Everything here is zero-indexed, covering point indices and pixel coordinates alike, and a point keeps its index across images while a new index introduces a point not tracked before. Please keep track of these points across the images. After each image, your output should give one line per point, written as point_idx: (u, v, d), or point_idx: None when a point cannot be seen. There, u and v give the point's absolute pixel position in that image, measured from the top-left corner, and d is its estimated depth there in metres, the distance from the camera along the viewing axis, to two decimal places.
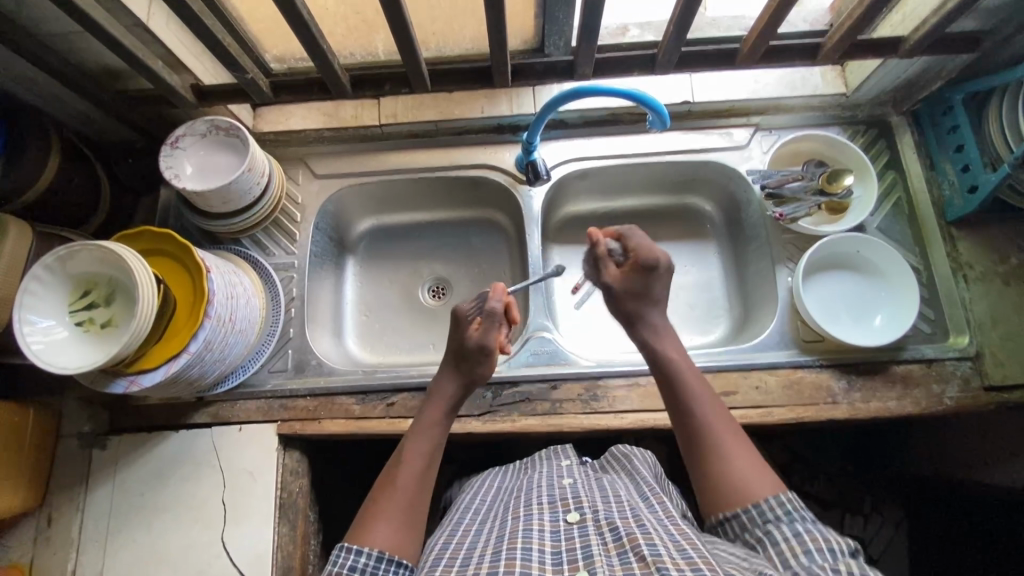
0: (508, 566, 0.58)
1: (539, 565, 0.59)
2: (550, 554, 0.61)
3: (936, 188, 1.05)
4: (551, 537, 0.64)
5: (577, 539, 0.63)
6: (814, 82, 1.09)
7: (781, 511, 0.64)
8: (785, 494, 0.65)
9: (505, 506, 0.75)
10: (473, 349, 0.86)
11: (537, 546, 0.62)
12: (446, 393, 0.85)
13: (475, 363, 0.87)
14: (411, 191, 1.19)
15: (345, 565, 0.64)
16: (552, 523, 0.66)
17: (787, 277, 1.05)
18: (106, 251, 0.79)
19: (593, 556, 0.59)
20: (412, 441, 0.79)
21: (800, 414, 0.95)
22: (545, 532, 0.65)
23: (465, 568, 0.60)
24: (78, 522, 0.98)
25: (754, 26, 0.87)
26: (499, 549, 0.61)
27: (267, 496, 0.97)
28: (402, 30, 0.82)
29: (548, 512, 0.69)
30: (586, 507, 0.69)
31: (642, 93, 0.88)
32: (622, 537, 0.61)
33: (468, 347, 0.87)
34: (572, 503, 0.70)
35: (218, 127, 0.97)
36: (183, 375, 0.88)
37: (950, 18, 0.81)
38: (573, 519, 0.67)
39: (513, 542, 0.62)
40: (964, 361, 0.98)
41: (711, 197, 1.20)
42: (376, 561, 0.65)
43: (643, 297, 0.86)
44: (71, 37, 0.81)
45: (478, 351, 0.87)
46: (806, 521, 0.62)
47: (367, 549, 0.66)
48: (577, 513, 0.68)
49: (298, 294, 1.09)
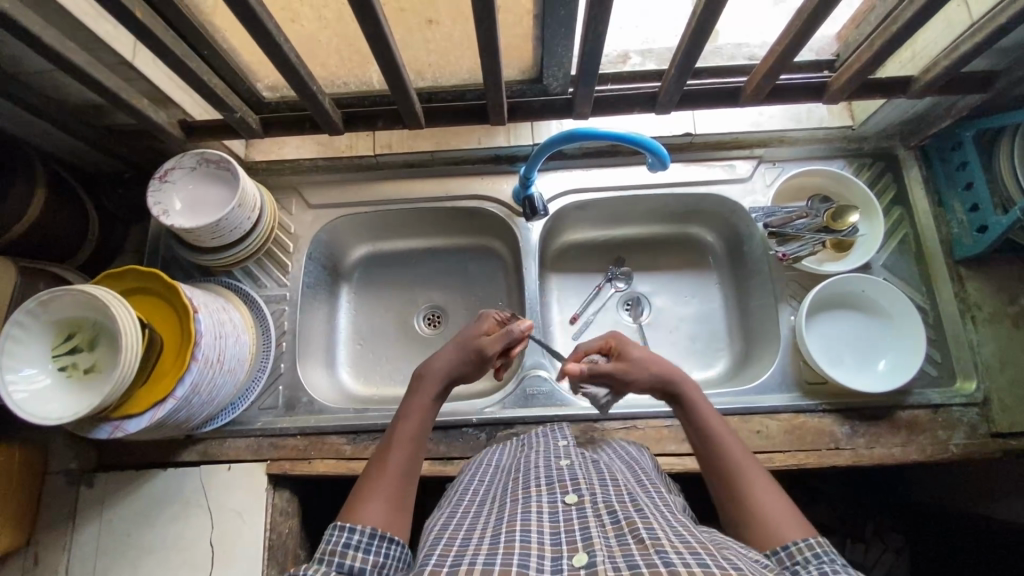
0: (506, 550, 0.55)
1: (538, 546, 0.56)
2: (548, 534, 0.58)
3: (944, 225, 1.03)
4: (551, 518, 0.60)
5: (575, 520, 0.59)
6: (819, 115, 1.07)
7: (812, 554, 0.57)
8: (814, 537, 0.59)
9: (502, 487, 0.71)
10: (472, 350, 0.81)
11: (536, 528, 0.59)
12: (439, 379, 0.79)
13: (468, 366, 0.81)
14: (405, 219, 1.17)
15: (339, 544, 0.60)
16: (550, 505, 0.63)
17: (790, 316, 1.02)
18: (88, 295, 0.77)
19: (592, 538, 0.56)
20: (403, 428, 0.73)
21: (801, 461, 0.92)
22: (544, 514, 0.61)
23: (463, 550, 0.57)
24: (64, 562, 0.96)
25: (760, 65, 0.85)
26: (498, 531, 0.59)
27: (255, 538, 0.95)
28: (396, 70, 0.80)
29: (545, 493, 0.65)
30: (584, 489, 0.65)
31: (641, 137, 0.86)
32: (621, 520, 0.58)
33: (468, 347, 0.81)
34: (569, 484, 0.67)
35: (207, 160, 0.94)
36: (170, 418, 0.86)
37: (962, 61, 0.78)
38: (571, 500, 0.63)
39: (511, 526, 0.59)
40: (972, 408, 0.95)
41: (712, 227, 1.17)
42: (369, 539, 0.61)
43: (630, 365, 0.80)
44: (54, 75, 0.78)
45: (473, 356, 0.81)
46: (838, 565, 0.55)
47: (361, 527, 0.62)
48: (575, 495, 0.64)
49: (289, 328, 1.07)
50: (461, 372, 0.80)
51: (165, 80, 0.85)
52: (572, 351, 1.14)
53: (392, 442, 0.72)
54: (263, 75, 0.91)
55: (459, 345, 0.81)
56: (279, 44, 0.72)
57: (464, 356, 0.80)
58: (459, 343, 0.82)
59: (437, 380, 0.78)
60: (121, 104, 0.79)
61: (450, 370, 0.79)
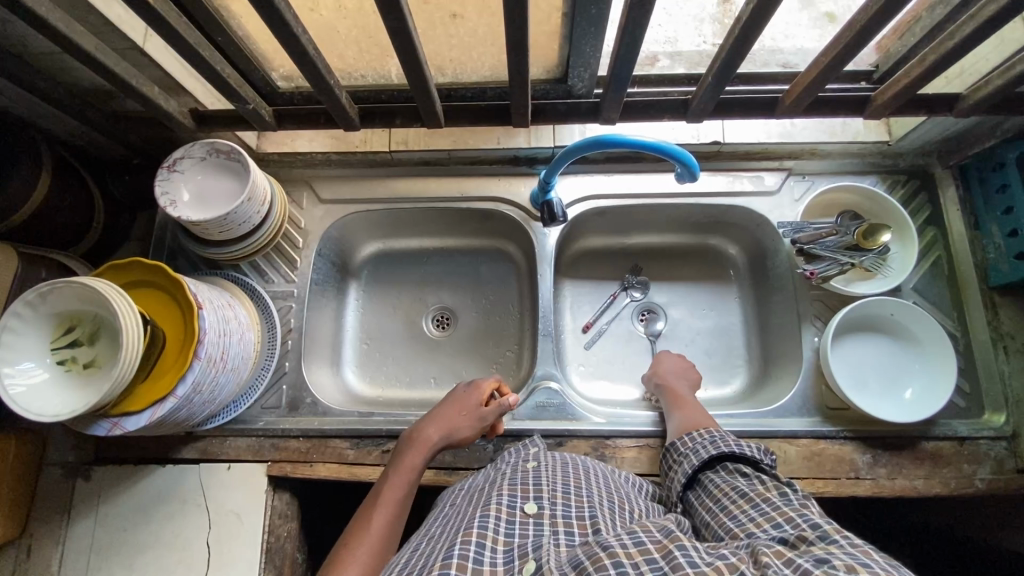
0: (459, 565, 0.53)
1: (490, 567, 0.54)
2: (501, 552, 0.57)
3: (978, 251, 0.99)
4: (506, 530, 0.59)
5: (530, 534, 0.59)
6: (855, 128, 1.02)
7: (751, 504, 0.63)
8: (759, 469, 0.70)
9: (471, 501, 0.69)
10: (465, 408, 0.87)
11: (490, 542, 0.57)
12: (432, 441, 0.83)
13: (464, 426, 0.86)
14: (418, 218, 1.14)
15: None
16: (508, 511, 0.62)
17: (813, 337, 0.98)
18: (88, 288, 0.74)
19: (542, 547, 0.56)
20: (389, 487, 0.77)
21: (820, 489, 0.89)
22: (501, 523, 0.60)
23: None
24: (58, 555, 0.94)
25: (800, 77, 0.81)
26: (453, 543, 0.57)
27: (253, 541, 0.93)
28: (417, 67, 0.77)
29: (506, 496, 0.64)
30: (545, 497, 0.64)
31: (671, 146, 0.82)
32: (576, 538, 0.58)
33: (461, 404, 0.88)
34: (531, 489, 0.66)
35: (219, 151, 0.91)
36: (170, 417, 0.84)
37: (1017, 81, 0.74)
38: (530, 509, 0.62)
39: (466, 535, 0.58)
40: (1000, 442, 0.91)
41: (736, 240, 1.13)
42: None
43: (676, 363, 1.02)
44: (61, 57, 0.75)
45: (469, 413, 0.87)
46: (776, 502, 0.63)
47: None
48: (535, 504, 0.63)
49: (295, 326, 1.04)
50: (456, 432, 0.85)
51: (176, 66, 0.82)
52: (584, 362, 1.10)
53: (377, 502, 0.75)
54: (279, 63, 0.87)
55: (452, 405, 0.87)
56: (296, 35, 0.68)
57: (461, 415, 0.86)
58: (451, 404, 0.88)
59: (429, 441, 0.83)
60: (129, 90, 0.76)
61: (438, 438, 0.84)
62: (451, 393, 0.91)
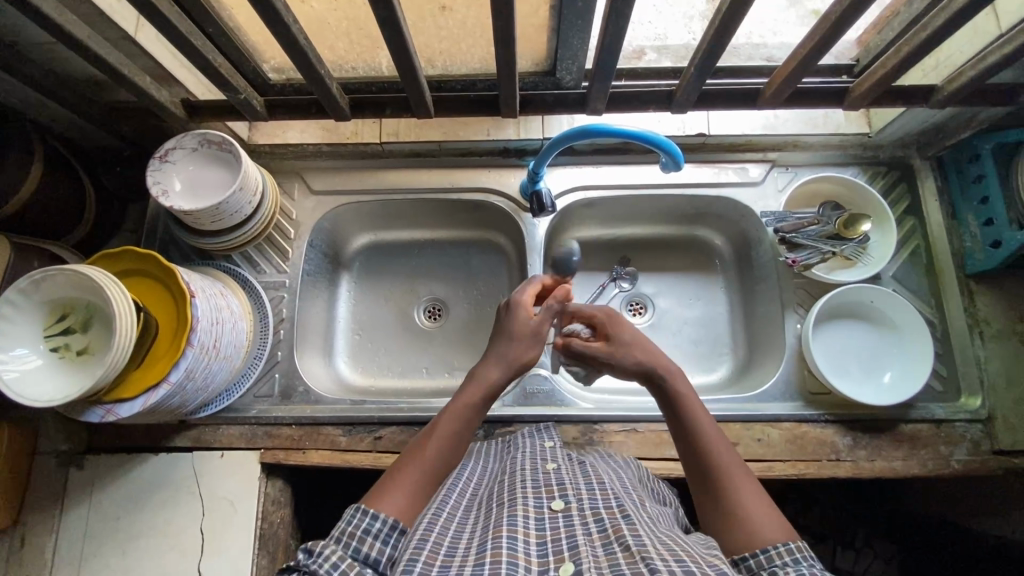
0: (493, 558, 0.53)
1: (524, 557, 0.54)
2: (534, 545, 0.56)
3: (957, 237, 1.01)
4: (536, 526, 0.59)
5: (562, 528, 0.58)
6: (836, 121, 1.05)
7: (789, 557, 0.56)
8: (796, 542, 0.57)
9: (490, 490, 0.69)
10: (525, 331, 0.74)
11: (522, 535, 0.57)
12: (492, 378, 0.71)
13: (528, 351, 0.73)
14: (409, 209, 1.15)
15: (359, 527, 0.59)
16: (536, 509, 0.61)
17: (796, 324, 1.01)
18: (82, 275, 0.75)
19: (577, 547, 0.55)
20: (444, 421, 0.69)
21: (802, 471, 0.91)
22: (530, 520, 0.59)
23: (449, 560, 0.55)
24: (52, 543, 0.95)
25: (780, 68, 0.83)
26: (485, 537, 0.57)
27: (247, 526, 0.94)
28: (407, 57, 0.78)
29: (532, 496, 0.63)
30: (571, 494, 0.64)
31: (656, 136, 0.84)
32: (607, 528, 0.57)
33: (520, 326, 0.75)
34: (556, 488, 0.65)
35: (210, 142, 0.92)
36: (163, 404, 0.85)
37: (989, 72, 0.76)
38: (558, 506, 0.62)
39: (498, 531, 0.57)
40: (975, 424, 0.94)
41: (722, 230, 1.16)
42: (390, 529, 0.60)
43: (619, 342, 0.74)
44: (52, 47, 0.76)
45: (531, 334, 0.74)
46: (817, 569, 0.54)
47: (384, 516, 0.60)
48: (563, 500, 0.62)
49: (288, 316, 1.05)
50: (517, 360, 0.73)
51: (168, 57, 0.83)
52: None
53: (430, 435, 0.67)
54: (270, 54, 0.88)
55: (508, 329, 0.74)
56: (287, 24, 0.69)
57: (521, 343, 0.73)
58: (508, 327, 0.75)
59: (489, 374, 0.71)
60: (120, 79, 0.77)
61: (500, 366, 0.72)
62: (505, 312, 0.77)
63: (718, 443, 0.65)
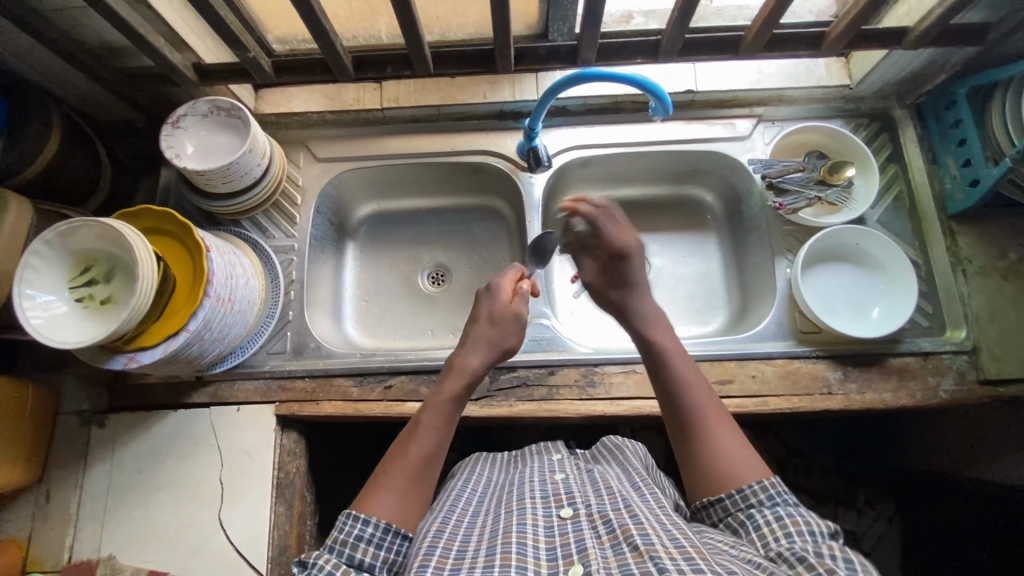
0: (503, 561, 0.56)
1: (534, 561, 0.57)
2: (544, 550, 0.59)
3: (937, 181, 1.06)
4: (545, 533, 0.62)
5: (571, 533, 0.61)
6: (818, 74, 1.09)
7: (766, 496, 0.63)
8: (769, 479, 0.65)
9: (497, 499, 0.73)
10: (506, 316, 0.84)
11: (532, 541, 0.60)
12: (469, 367, 0.80)
13: (506, 333, 0.84)
14: (411, 176, 1.19)
15: (352, 534, 0.64)
16: (545, 519, 0.64)
17: (786, 268, 1.05)
18: (107, 227, 0.79)
19: (586, 549, 0.58)
20: (426, 412, 0.75)
21: (795, 404, 0.95)
22: (539, 527, 0.62)
23: (460, 562, 0.58)
24: (76, 498, 0.98)
25: (758, 14, 0.88)
26: (494, 542, 0.60)
27: (264, 476, 0.97)
28: (406, 12, 0.82)
29: (541, 506, 0.67)
30: (579, 502, 0.67)
31: (645, 79, 0.88)
32: (615, 529, 0.60)
33: (500, 313, 0.85)
34: (565, 497, 0.69)
35: (219, 108, 0.97)
36: (182, 353, 0.88)
37: (954, 9, 0.81)
38: (566, 513, 0.65)
39: (507, 537, 0.60)
40: (960, 355, 0.98)
41: (713, 188, 1.20)
42: (383, 532, 0.65)
43: (630, 287, 0.85)
44: (75, 12, 0.81)
45: (511, 320, 0.85)
46: (789, 505, 0.62)
47: (375, 520, 0.65)
48: (570, 508, 0.66)
49: (297, 277, 1.09)
50: (500, 344, 0.83)
51: (180, 21, 0.88)
52: (572, 306, 1.16)
53: (417, 429, 0.74)
54: (273, 25, 0.95)
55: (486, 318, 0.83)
56: None
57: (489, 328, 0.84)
58: (484, 316, 0.85)
59: (467, 362, 0.80)
60: (138, 40, 0.82)
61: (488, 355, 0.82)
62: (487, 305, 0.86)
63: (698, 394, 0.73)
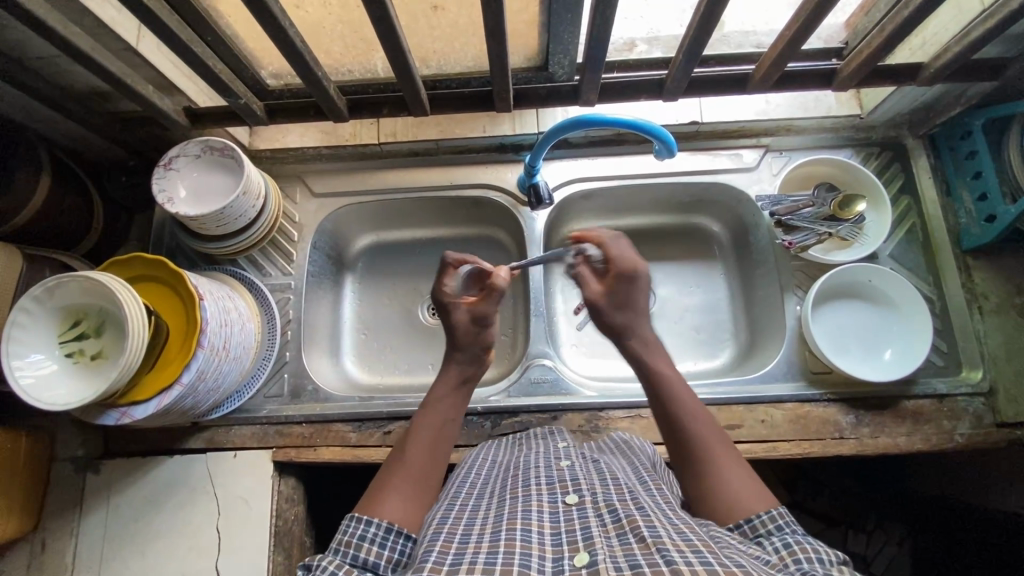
0: (507, 548, 0.52)
1: (539, 546, 0.53)
2: (549, 535, 0.55)
3: (951, 214, 1.02)
4: (550, 518, 0.57)
5: (576, 520, 0.57)
6: (828, 103, 1.06)
7: (774, 523, 0.59)
8: (778, 509, 0.60)
9: (501, 484, 0.68)
10: (463, 324, 0.81)
11: (536, 527, 0.56)
12: (457, 373, 0.80)
13: (473, 336, 0.81)
14: (409, 209, 1.17)
15: (355, 535, 0.60)
16: (550, 504, 0.60)
17: (796, 305, 1.02)
18: (91, 281, 0.76)
19: (593, 537, 0.53)
20: (422, 418, 0.75)
21: (806, 450, 0.93)
22: (544, 513, 0.58)
23: (465, 546, 0.54)
24: (72, 547, 0.96)
25: (769, 50, 0.85)
26: (499, 528, 0.56)
27: (261, 524, 0.95)
28: (401, 56, 0.80)
29: (546, 492, 0.62)
30: (584, 489, 0.63)
31: (649, 124, 0.87)
32: (622, 518, 0.56)
33: (460, 323, 0.81)
34: (570, 485, 0.64)
35: (212, 148, 0.94)
36: (177, 405, 0.86)
37: (973, 48, 0.78)
38: (572, 499, 0.60)
39: (510, 523, 0.56)
40: (977, 397, 0.95)
41: (720, 217, 1.17)
42: (386, 532, 0.61)
43: (631, 308, 0.80)
44: (60, 60, 0.79)
45: (474, 324, 0.81)
46: (798, 535, 0.57)
47: (378, 520, 0.61)
48: (575, 495, 0.61)
49: (294, 316, 1.07)
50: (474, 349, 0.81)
51: (169, 65, 0.86)
52: (575, 341, 1.14)
53: (413, 431, 0.73)
54: (266, 62, 0.91)
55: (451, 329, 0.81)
56: (284, 28, 0.71)
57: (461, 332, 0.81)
58: (454, 327, 0.81)
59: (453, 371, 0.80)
60: (125, 88, 0.80)
61: (459, 356, 0.81)
62: (449, 318, 0.82)
63: (693, 408, 0.72)
